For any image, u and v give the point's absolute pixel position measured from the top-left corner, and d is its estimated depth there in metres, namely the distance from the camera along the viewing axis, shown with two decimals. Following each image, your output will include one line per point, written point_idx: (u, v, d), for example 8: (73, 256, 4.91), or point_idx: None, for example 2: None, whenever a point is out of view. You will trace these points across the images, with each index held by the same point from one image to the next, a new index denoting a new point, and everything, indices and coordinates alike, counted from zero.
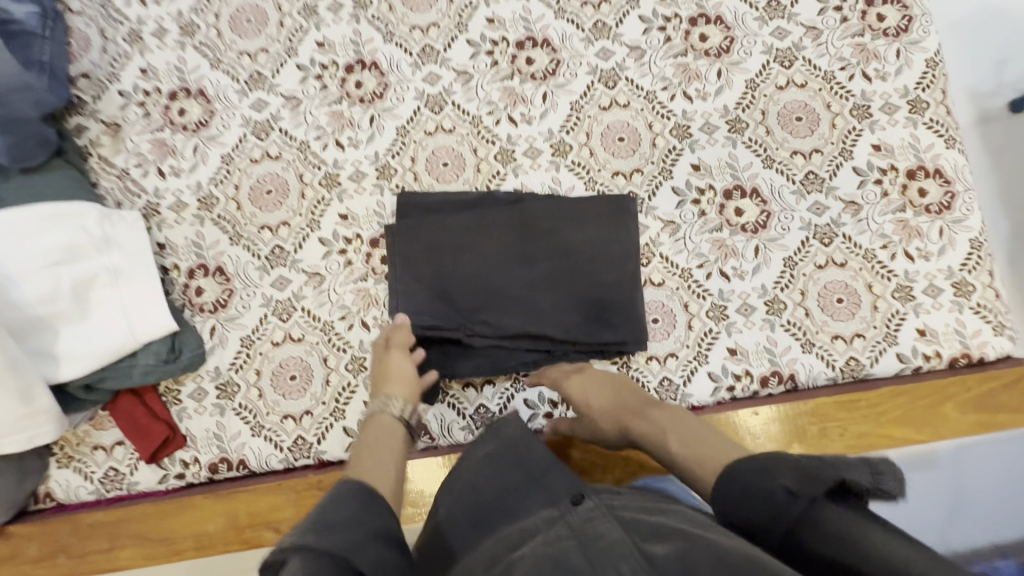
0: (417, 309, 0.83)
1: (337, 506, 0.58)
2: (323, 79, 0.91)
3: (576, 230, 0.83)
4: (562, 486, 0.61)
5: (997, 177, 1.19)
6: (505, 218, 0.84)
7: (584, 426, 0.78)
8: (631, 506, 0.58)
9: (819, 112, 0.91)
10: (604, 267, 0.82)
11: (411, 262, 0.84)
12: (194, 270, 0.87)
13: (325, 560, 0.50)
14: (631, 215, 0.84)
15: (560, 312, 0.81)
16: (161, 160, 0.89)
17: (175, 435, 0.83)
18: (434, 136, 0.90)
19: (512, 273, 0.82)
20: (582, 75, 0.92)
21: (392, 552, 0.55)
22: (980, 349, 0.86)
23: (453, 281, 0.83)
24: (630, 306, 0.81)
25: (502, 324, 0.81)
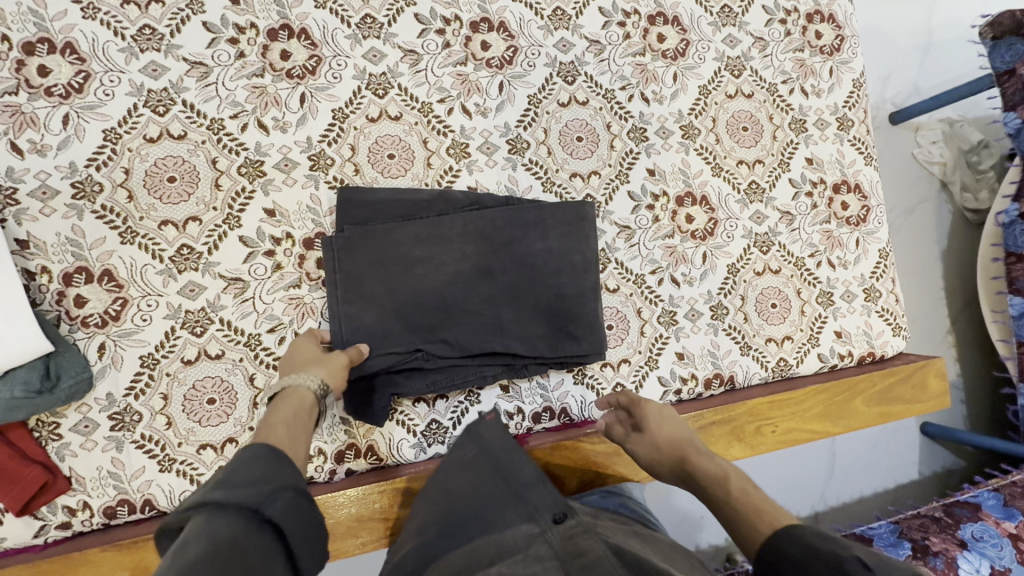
0: (367, 332, 0.75)
1: (244, 464, 0.51)
2: (239, 45, 0.76)
3: (538, 237, 0.79)
4: (544, 502, 0.62)
5: (885, 184, 1.35)
6: (461, 228, 0.77)
7: (640, 440, 0.75)
8: (610, 529, 0.60)
9: (762, 123, 0.94)
10: (566, 277, 0.79)
11: (356, 279, 0.75)
12: (72, 274, 0.70)
13: (232, 515, 0.46)
14: (589, 220, 0.80)
15: (522, 325, 0.79)
16: (17, 133, 0.70)
17: (55, 479, 0.68)
18: (378, 123, 0.80)
19: (472, 286, 0.77)
20: (540, 66, 0.86)
21: (305, 504, 0.51)
22: (882, 348, 0.97)
23: (406, 296, 0.76)
24: (592, 318, 0.80)
25: (465, 341, 0.76)
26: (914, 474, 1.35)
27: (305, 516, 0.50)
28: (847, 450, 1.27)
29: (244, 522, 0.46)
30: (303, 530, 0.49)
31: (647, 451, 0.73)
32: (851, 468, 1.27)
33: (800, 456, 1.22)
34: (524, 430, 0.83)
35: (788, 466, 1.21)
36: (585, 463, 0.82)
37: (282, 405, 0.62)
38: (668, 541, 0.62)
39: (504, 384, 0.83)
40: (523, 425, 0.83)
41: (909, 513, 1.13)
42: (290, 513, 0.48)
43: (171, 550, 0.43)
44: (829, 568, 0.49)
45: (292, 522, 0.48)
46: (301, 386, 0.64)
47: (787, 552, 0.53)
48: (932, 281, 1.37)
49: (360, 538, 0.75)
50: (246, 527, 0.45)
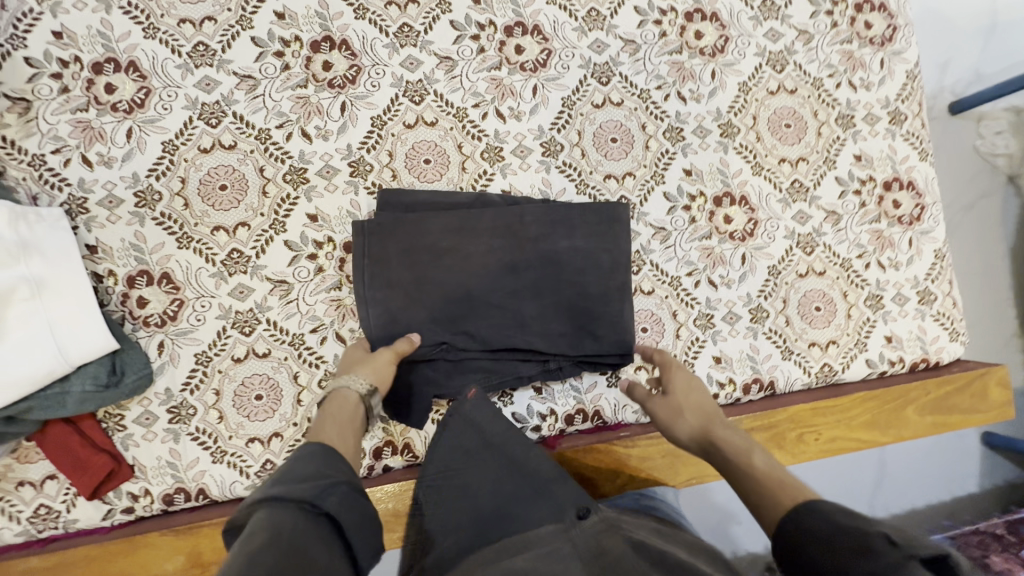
0: (393, 320, 0.76)
1: (300, 459, 0.54)
2: (284, 58, 0.80)
3: (565, 237, 0.79)
4: (570, 498, 0.62)
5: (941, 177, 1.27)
6: (489, 224, 0.78)
7: (662, 404, 0.72)
8: (634, 525, 0.60)
9: (806, 119, 0.90)
10: (590, 276, 0.79)
11: (383, 268, 0.76)
12: (134, 277, 0.76)
13: (291, 508, 0.47)
14: (621, 223, 0.80)
15: (544, 322, 0.79)
16: (87, 146, 0.75)
17: (120, 466, 0.73)
18: (415, 129, 0.82)
19: (497, 281, 0.78)
20: (574, 68, 0.86)
21: (360, 500, 0.52)
22: (937, 354, 0.91)
23: (434, 290, 0.77)
24: (615, 317, 0.79)
25: (487, 335, 0.77)
26: (973, 487, 1.27)
27: (358, 508, 0.51)
28: (899, 460, 1.20)
29: (304, 517, 0.47)
30: (360, 521, 0.51)
31: (668, 418, 0.71)
32: (902, 480, 1.21)
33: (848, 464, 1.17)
34: (557, 432, 0.84)
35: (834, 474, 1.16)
36: (620, 466, 0.82)
37: (329, 407, 0.65)
38: (694, 540, 0.60)
39: (537, 386, 0.84)
40: (556, 427, 0.83)
41: (967, 528, 1.06)
42: (345, 504, 0.50)
43: (237, 541, 0.44)
44: (854, 546, 0.47)
45: (349, 516, 0.50)
46: (344, 386, 0.67)
47: (808, 530, 0.51)
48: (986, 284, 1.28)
49: (396, 532, 0.77)
50: (308, 521, 0.47)
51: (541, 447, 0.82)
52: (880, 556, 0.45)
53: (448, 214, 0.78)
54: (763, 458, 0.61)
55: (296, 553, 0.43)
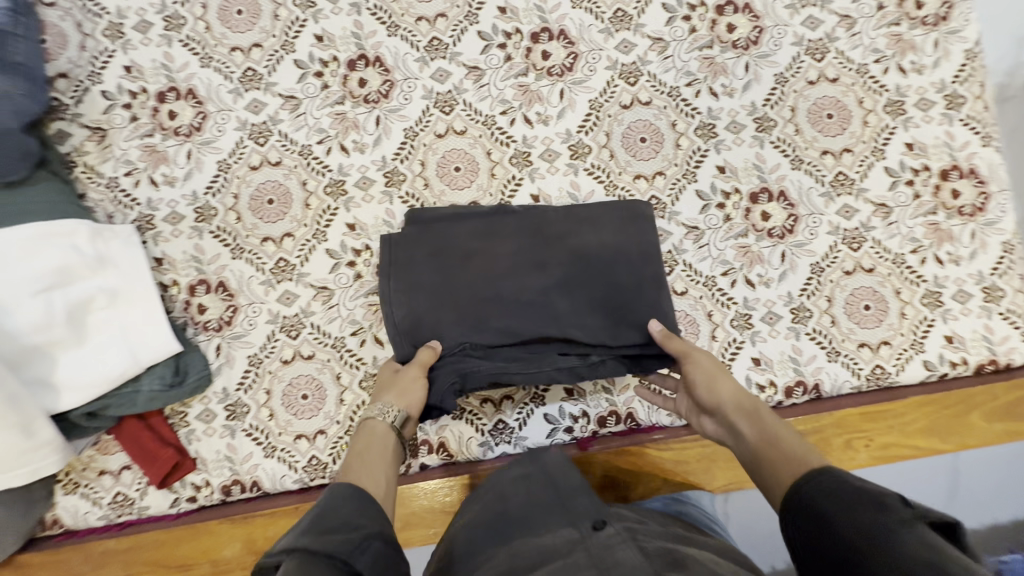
0: (420, 323, 0.74)
1: (334, 504, 0.54)
2: (324, 77, 0.85)
3: (587, 234, 0.77)
4: (586, 508, 0.62)
5: None
6: (513, 227, 0.78)
7: (706, 364, 0.68)
8: (653, 534, 0.58)
9: (851, 108, 0.86)
10: (621, 269, 0.76)
11: (409, 273, 0.76)
12: (195, 285, 0.83)
13: (319, 560, 0.46)
14: (647, 216, 0.78)
15: (578, 316, 0.74)
16: (153, 168, 0.83)
17: (184, 459, 0.80)
18: (445, 138, 0.85)
19: (524, 278, 0.75)
20: (601, 70, 0.86)
21: (390, 552, 0.52)
22: (1008, 356, 0.83)
23: (460, 288, 0.75)
24: (653, 305, 0.74)
25: (517, 329, 0.74)
26: None
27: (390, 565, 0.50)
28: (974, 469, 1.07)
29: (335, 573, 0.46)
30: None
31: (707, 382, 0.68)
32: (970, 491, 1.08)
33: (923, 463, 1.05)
34: (589, 434, 0.84)
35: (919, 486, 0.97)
36: (652, 467, 0.82)
37: (359, 440, 0.68)
38: (713, 544, 0.60)
39: (569, 388, 0.84)
40: (588, 429, 0.83)
41: None
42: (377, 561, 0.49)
43: None
44: (868, 502, 0.47)
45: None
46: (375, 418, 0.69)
47: (826, 489, 0.50)
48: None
49: (431, 528, 0.82)
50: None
51: (573, 449, 0.83)
52: (891, 510, 0.45)
53: (474, 219, 0.79)
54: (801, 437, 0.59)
55: None
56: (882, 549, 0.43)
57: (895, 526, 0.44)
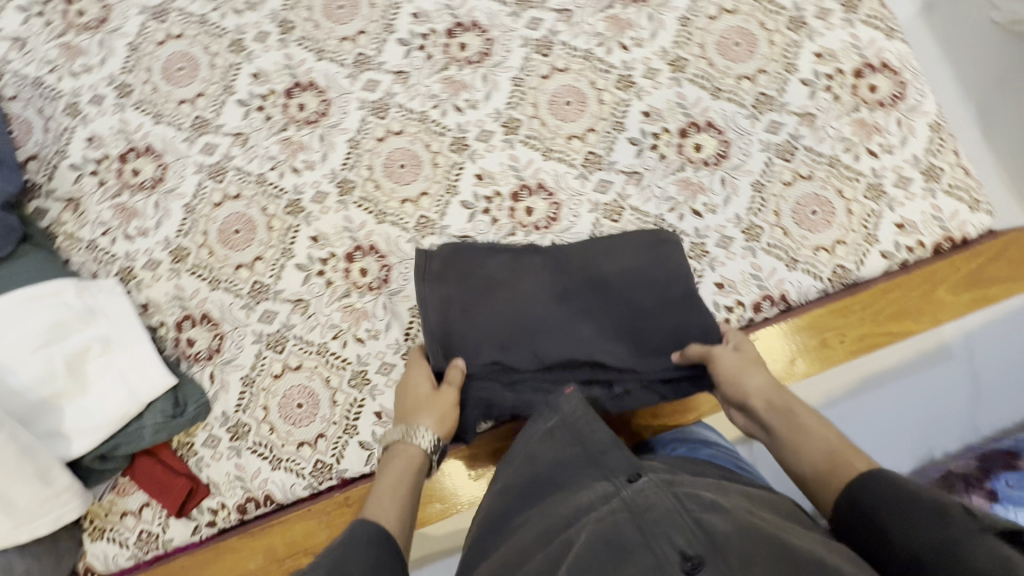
0: (454, 346, 0.76)
1: (358, 547, 0.54)
2: (266, 109, 0.92)
3: (610, 264, 0.79)
4: (620, 461, 0.56)
5: None
6: (540, 258, 0.80)
7: (734, 359, 0.70)
8: (691, 485, 0.55)
9: (755, 32, 0.91)
10: (645, 293, 0.77)
11: (444, 291, 0.77)
12: (181, 322, 0.88)
13: None
14: (670, 242, 0.79)
15: (604, 341, 0.76)
16: (126, 224, 0.90)
17: (198, 486, 0.84)
18: (386, 141, 0.91)
19: (553, 304, 0.77)
20: (516, 49, 0.92)
21: None
22: (961, 230, 0.85)
23: (488, 316, 0.76)
24: (678, 331, 0.76)
25: (545, 352, 0.74)
26: None
27: None
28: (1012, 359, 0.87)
29: None
30: None
31: (734, 382, 0.68)
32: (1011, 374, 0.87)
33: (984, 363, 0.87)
34: None
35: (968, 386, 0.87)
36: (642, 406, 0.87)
37: (392, 466, 0.68)
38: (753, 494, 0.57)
39: None
40: None
41: None
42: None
43: None
44: (929, 517, 0.45)
45: None
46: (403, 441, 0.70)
47: (887, 501, 0.48)
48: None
49: (433, 505, 0.85)
50: None
51: None
52: (958, 523, 0.43)
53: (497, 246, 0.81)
54: (836, 430, 0.60)
55: None
56: (948, 563, 0.41)
57: (961, 540, 0.42)
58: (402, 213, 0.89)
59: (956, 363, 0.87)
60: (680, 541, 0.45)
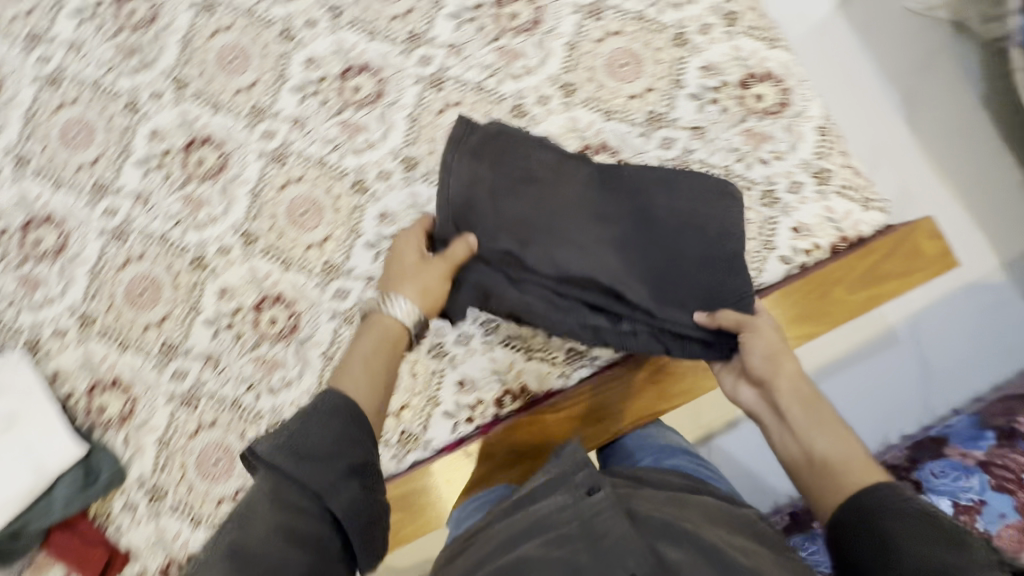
0: (475, 221, 0.73)
1: (320, 420, 0.52)
2: (165, 167, 0.92)
3: (665, 193, 0.72)
4: (585, 474, 0.61)
5: (874, 53, 1.21)
6: (583, 172, 0.75)
7: (772, 339, 0.66)
8: (649, 500, 0.60)
9: (640, 52, 0.92)
10: (691, 238, 0.71)
11: (477, 168, 0.74)
12: (91, 389, 0.88)
13: (295, 489, 0.48)
14: (732, 194, 0.72)
15: (627, 274, 0.71)
16: (31, 294, 0.90)
17: (117, 553, 0.84)
18: (287, 189, 0.91)
19: (581, 222, 0.73)
20: (409, 87, 0.93)
21: (368, 490, 0.51)
22: (856, 229, 0.85)
23: (509, 213, 0.73)
24: (717, 288, 0.70)
25: (568, 264, 0.71)
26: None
27: (362, 504, 0.50)
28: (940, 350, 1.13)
29: (299, 512, 0.47)
30: (360, 522, 0.49)
31: (772, 368, 0.64)
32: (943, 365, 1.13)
33: (888, 370, 1.12)
34: (491, 418, 0.87)
35: (921, 366, 1.12)
36: (555, 434, 0.87)
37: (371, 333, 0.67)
38: (709, 506, 0.62)
39: (461, 380, 0.88)
40: (488, 413, 0.87)
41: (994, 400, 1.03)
42: (303, 546, 0.46)
43: (234, 514, 0.48)
44: (940, 537, 0.45)
45: (349, 514, 0.49)
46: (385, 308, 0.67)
47: (891, 508, 0.49)
48: (963, 151, 1.16)
49: None
50: (305, 512, 0.48)
51: (478, 437, 0.87)
52: (963, 551, 0.43)
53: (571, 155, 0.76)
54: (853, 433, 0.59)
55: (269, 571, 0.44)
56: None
57: (963, 564, 0.42)
58: (306, 259, 0.90)
59: (906, 344, 1.13)
60: (632, 566, 0.50)
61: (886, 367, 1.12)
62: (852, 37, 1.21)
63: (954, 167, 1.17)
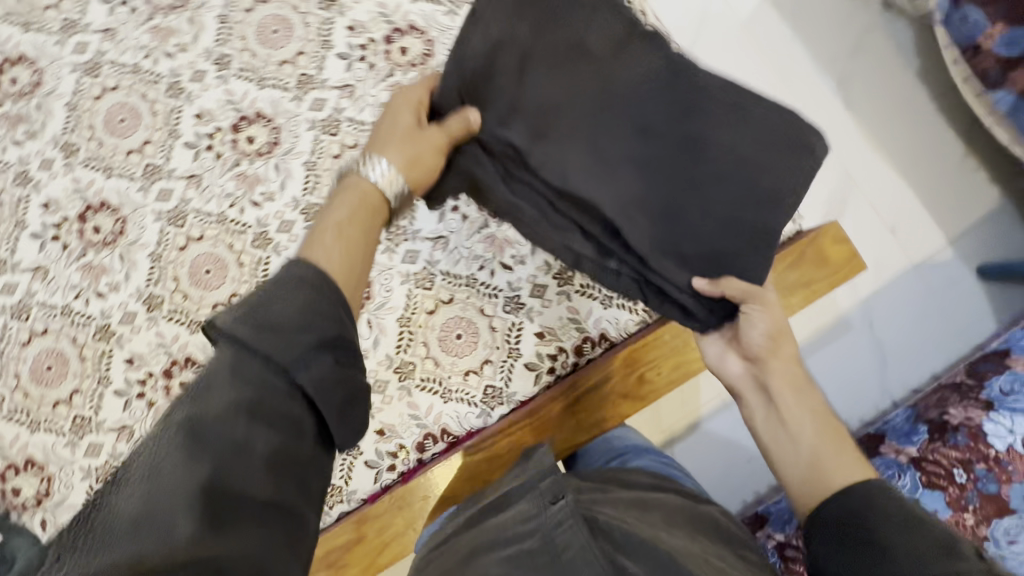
0: (478, 99, 0.71)
1: (285, 293, 0.50)
2: (61, 238, 0.90)
3: (725, 127, 0.68)
4: (551, 486, 0.67)
5: (807, 38, 1.26)
6: (655, 61, 0.70)
7: (765, 341, 0.70)
8: (610, 503, 0.68)
9: None
10: (733, 184, 0.67)
11: (530, 24, 0.70)
12: (6, 471, 0.87)
13: (256, 361, 0.46)
14: (814, 153, 0.67)
15: (642, 202, 0.70)
16: None
17: None
18: (188, 249, 0.89)
19: (620, 129, 0.70)
20: (304, 132, 0.91)
21: (343, 371, 0.50)
22: None
23: (528, 101, 0.70)
24: (735, 255, 0.68)
25: (572, 174, 0.70)
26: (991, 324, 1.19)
27: (331, 393, 0.49)
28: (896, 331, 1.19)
29: (262, 392, 0.46)
30: (333, 413, 0.49)
31: (767, 348, 0.69)
32: (907, 343, 1.19)
33: (855, 350, 1.18)
34: (414, 464, 0.86)
35: (872, 349, 1.18)
36: (480, 470, 0.85)
37: (347, 197, 0.64)
38: (666, 505, 0.69)
39: (380, 429, 0.86)
40: (411, 458, 0.86)
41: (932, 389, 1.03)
42: (274, 426, 0.45)
43: (190, 393, 0.45)
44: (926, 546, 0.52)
45: (321, 397, 0.48)
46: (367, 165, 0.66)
47: (885, 514, 0.56)
48: (894, 134, 1.24)
49: None
50: (273, 387, 0.46)
51: (400, 485, 0.85)
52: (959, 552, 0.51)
53: (643, 37, 0.71)
54: (837, 433, 0.66)
55: (226, 451, 0.43)
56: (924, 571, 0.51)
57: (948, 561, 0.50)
58: None
59: (856, 332, 1.19)
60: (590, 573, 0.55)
61: (835, 355, 1.18)
62: (781, 25, 1.26)
63: (885, 149, 1.24)
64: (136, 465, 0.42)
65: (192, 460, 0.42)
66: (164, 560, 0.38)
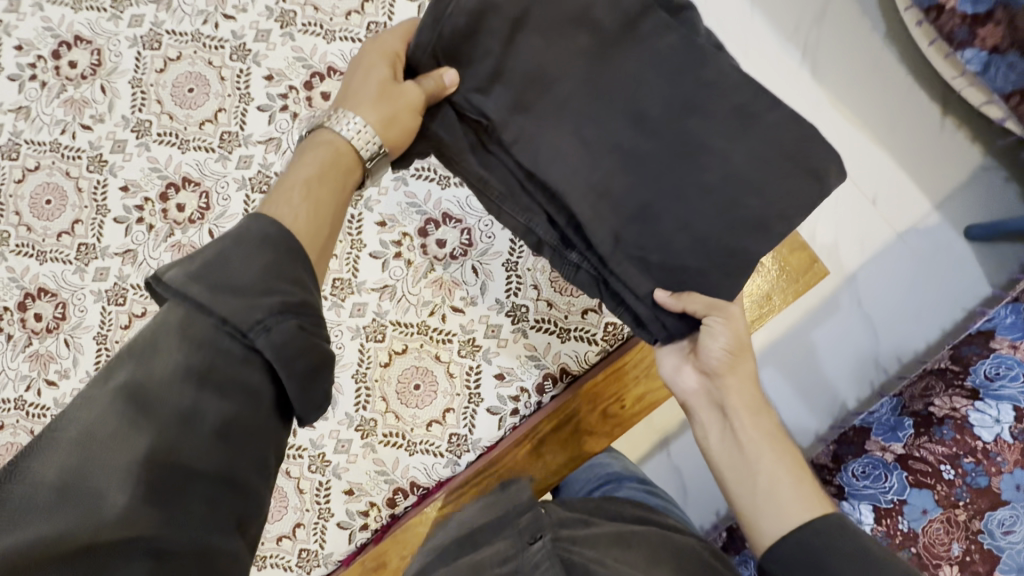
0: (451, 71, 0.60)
1: (245, 254, 0.44)
2: (3, 330, 0.87)
3: (719, 135, 0.60)
4: (527, 523, 0.65)
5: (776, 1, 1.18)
6: (668, 42, 0.61)
7: (723, 363, 0.66)
8: (590, 540, 0.64)
9: None
10: (710, 202, 0.61)
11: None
12: None
13: (210, 320, 0.42)
14: (817, 180, 0.60)
15: (613, 201, 0.62)
16: None
17: None
18: (132, 327, 0.87)
19: (606, 120, 0.62)
20: (234, 193, 0.87)
21: (307, 330, 0.44)
22: None
23: (515, 71, 0.60)
24: (703, 279, 0.62)
25: (546, 168, 0.61)
26: (986, 288, 1.13)
27: (301, 360, 0.44)
28: (886, 306, 1.13)
29: (217, 352, 0.41)
30: (297, 388, 0.45)
31: (723, 367, 0.66)
32: (898, 317, 1.13)
33: (846, 330, 1.13)
34: (388, 519, 0.85)
35: (862, 328, 1.13)
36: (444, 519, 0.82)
37: (315, 155, 0.55)
38: (649, 538, 0.66)
39: (349, 488, 0.84)
40: (383, 515, 0.84)
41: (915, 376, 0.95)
42: (225, 394, 0.42)
43: (142, 331, 0.42)
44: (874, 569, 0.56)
45: (287, 366, 0.43)
46: (331, 126, 0.56)
47: (835, 541, 0.59)
48: (874, 104, 1.16)
49: None
50: (228, 344, 0.42)
51: (373, 545, 0.84)
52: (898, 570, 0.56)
53: (660, 19, 0.61)
54: (792, 458, 0.66)
55: (173, 420, 0.40)
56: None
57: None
58: None
59: (846, 312, 1.13)
60: None
61: (825, 337, 1.13)
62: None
63: (863, 119, 1.16)
64: (72, 421, 0.39)
65: (132, 425, 0.39)
66: (95, 533, 0.36)
